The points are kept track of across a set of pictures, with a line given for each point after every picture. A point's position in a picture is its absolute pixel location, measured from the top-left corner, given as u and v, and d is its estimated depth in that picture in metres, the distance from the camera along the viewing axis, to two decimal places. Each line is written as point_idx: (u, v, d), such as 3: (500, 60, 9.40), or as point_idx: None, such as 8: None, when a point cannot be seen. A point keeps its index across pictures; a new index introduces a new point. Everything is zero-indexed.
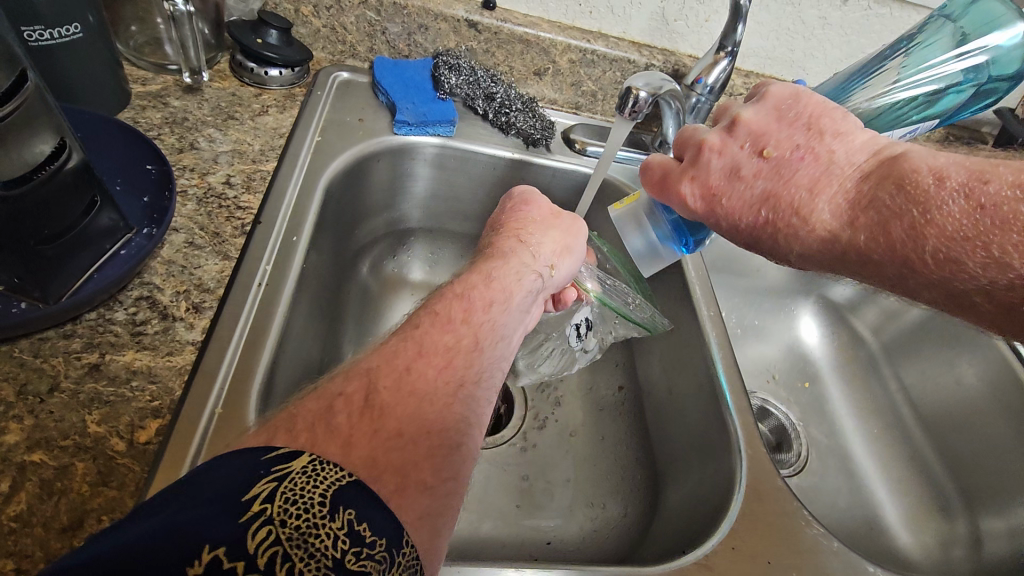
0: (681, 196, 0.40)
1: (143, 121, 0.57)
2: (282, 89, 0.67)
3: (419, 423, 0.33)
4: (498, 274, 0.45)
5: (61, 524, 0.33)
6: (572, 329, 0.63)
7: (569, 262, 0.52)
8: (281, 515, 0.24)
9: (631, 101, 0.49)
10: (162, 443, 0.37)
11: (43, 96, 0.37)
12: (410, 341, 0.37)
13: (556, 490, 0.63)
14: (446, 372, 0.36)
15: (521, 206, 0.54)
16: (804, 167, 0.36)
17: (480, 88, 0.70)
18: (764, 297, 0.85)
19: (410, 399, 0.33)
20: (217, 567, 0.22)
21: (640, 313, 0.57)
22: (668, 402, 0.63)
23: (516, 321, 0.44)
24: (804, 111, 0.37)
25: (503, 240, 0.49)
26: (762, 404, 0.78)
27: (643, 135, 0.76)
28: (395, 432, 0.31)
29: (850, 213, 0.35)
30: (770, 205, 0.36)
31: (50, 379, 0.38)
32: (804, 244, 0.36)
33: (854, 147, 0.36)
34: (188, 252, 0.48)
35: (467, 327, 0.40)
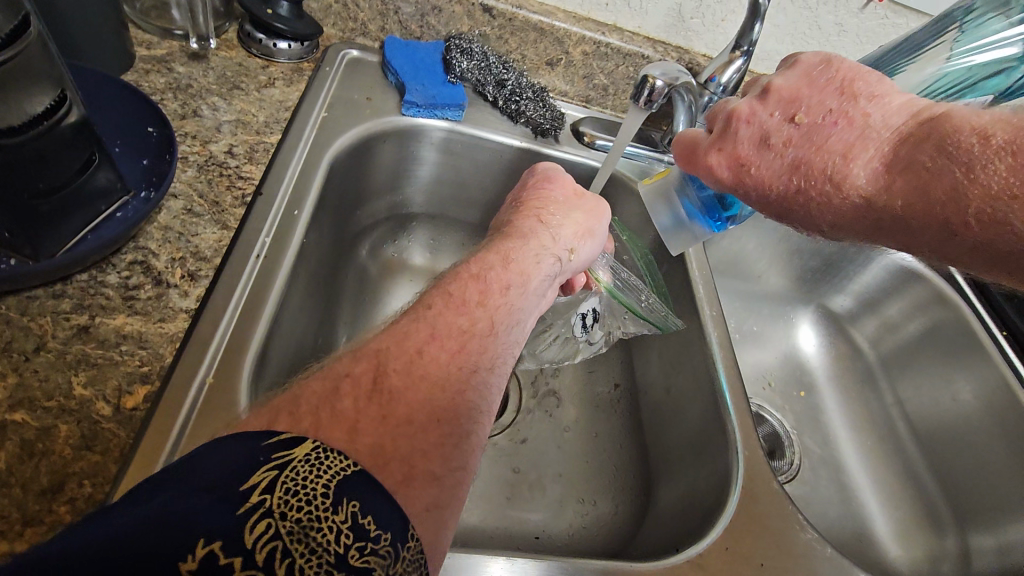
0: (710, 167, 0.40)
1: (146, 85, 0.56)
2: (290, 63, 0.65)
3: (431, 411, 0.32)
4: (516, 257, 0.45)
5: (40, 486, 0.32)
6: (578, 319, 0.63)
7: (591, 245, 0.51)
8: (281, 507, 0.23)
9: (646, 91, 0.49)
10: (149, 410, 0.36)
11: (45, 45, 0.36)
12: (416, 324, 0.36)
13: (546, 485, 0.62)
14: (458, 358, 0.35)
15: (545, 184, 0.53)
16: (837, 132, 0.35)
17: (491, 74, 0.69)
18: (763, 303, 0.85)
19: (421, 384, 0.33)
20: (212, 563, 0.21)
21: (652, 310, 0.58)
22: (665, 402, 0.63)
23: (531, 303, 0.44)
24: (836, 74, 0.36)
25: (523, 220, 0.49)
26: (758, 409, 0.77)
27: (653, 131, 0.75)
28: (404, 419, 0.31)
29: (887, 176, 0.34)
30: (801, 172, 0.36)
31: (36, 337, 0.37)
32: (838, 211, 0.36)
33: (891, 109, 0.34)
34: (186, 219, 0.47)
35: (477, 313, 0.39)
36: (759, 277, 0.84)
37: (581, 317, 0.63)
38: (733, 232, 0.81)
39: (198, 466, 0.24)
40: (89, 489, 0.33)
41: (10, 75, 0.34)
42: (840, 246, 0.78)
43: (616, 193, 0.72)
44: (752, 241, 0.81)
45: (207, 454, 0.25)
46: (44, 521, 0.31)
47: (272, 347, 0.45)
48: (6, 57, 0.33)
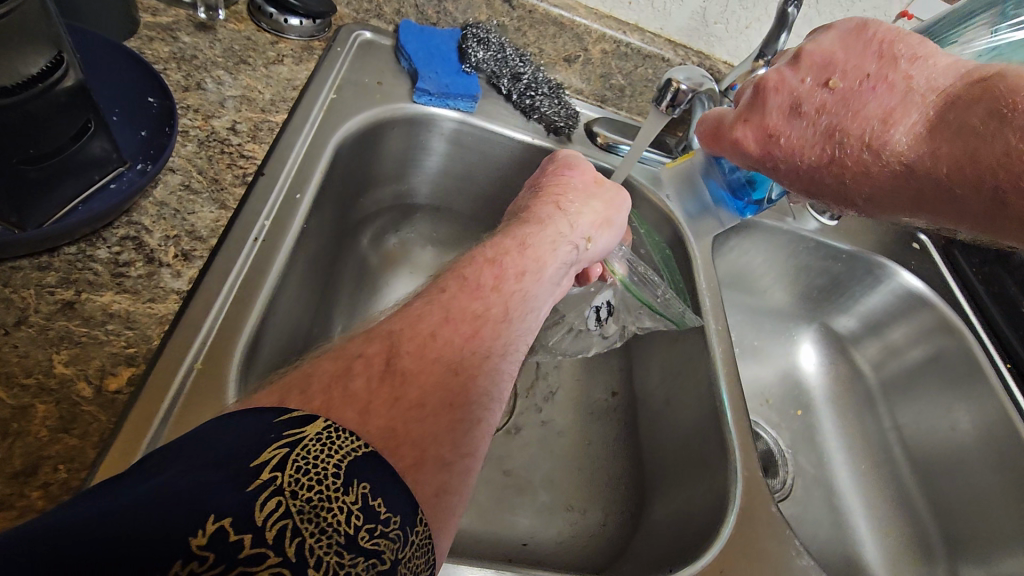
0: (737, 141, 0.41)
1: (149, 53, 0.53)
2: (301, 40, 0.63)
3: (443, 395, 0.31)
4: (532, 243, 0.43)
5: (13, 469, 0.31)
6: (592, 311, 0.62)
7: (610, 234, 0.49)
8: (292, 486, 0.22)
9: (670, 96, 0.48)
10: (133, 394, 0.35)
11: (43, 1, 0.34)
12: (428, 307, 0.35)
13: (537, 491, 0.61)
14: (472, 343, 0.34)
15: (564, 170, 0.51)
16: (876, 97, 0.35)
17: (507, 67, 0.67)
18: (766, 318, 0.84)
19: (433, 367, 0.31)
20: (222, 539, 0.20)
21: (668, 306, 0.58)
22: (664, 413, 0.62)
23: (545, 295, 0.42)
24: (874, 39, 0.36)
25: (541, 206, 0.47)
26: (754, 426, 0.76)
27: (668, 137, 0.74)
28: (416, 402, 0.29)
29: (931, 141, 0.33)
30: (835, 140, 0.36)
31: (18, 311, 0.35)
32: (875, 181, 0.36)
33: (935, 71, 0.34)
34: (183, 196, 0.45)
35: (491, 299, 0.37)
36: (763, 291, 0.83)
37: (596, 309, 0.62)
38: (741, 245, 0.79)
39: (204, 442, 0.23)
40: (64, 473, 0.31)
41: (7, 31, 0.32)
42: (847, 266, 0.77)
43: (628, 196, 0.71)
44: (759, 254, 0.80)
45: (212, 430, 0.24)
46: (14, 506, 0.30)
47: (267, 332, 0.44)
48: (5, 12, 0.31)
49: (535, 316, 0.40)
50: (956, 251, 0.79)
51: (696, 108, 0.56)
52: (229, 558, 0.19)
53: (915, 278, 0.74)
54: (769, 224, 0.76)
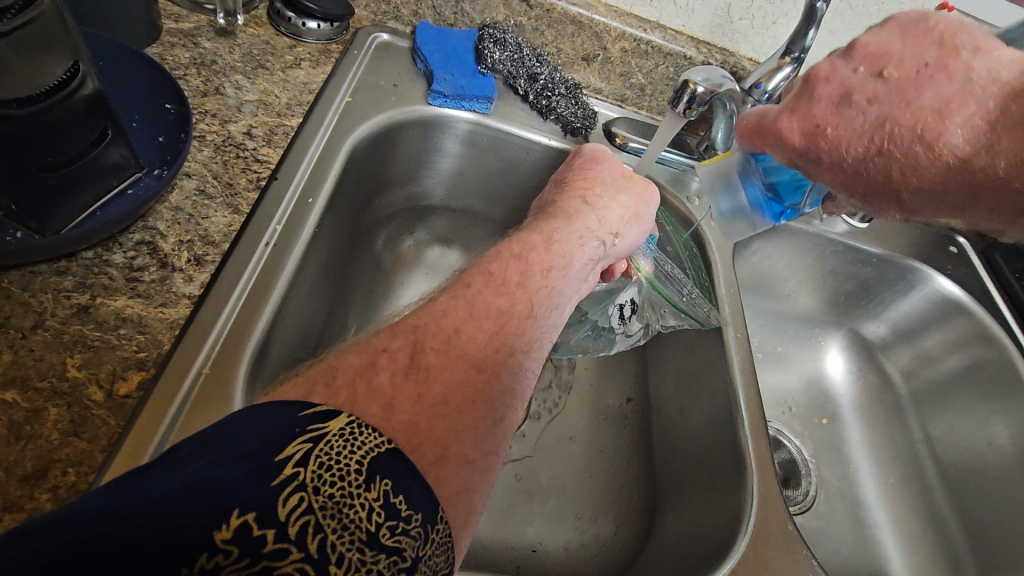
0: (779, 131, 0.39)
1: (170, 59, 0.54)
2: (318, 44, 0.64)
3: (467, 392, 0.29)
4: (560, 238, 0.41)
5: (23, 472, 0.31)
6: (616, 309, 0.59)
7: (639, 228, 0.47)
8: (314, 482, 0.21)
9: (686, 97, 0.45)
10: (142, 399, 0.35)
11: (60, 14, 0.35)
12: (452, 301, 0.33)
13: (546, 497, 0.61)
14: (496, 339, 0.32)
15: (592, 164, 0.49)
16: (934, 86, 0.35)
17: (524, 67, 0.67)
18: (791, 323, 0.81)
19: (458, 363, 0.30)
20: (245, 534, 0.19)
21: (694, 305, 0.56)
22: (677, 421, 0.60)
23: (572, 290, 0.40)
24: (932, 29, 0.37)
25: (568, 202, 0.45)
26: (776, 434, 0.74)
27: (688, 137, 0.73)
28: (440, 399, 0.28)
29: (989, 134, 0.33)
30: (886, 131, 0.36)
31: (35, 315, 0.36)
32: (925, 174, 0.35)
33: (995, 64, 0.34)
34: (198, 201, 0.45)
35: (517, 295, 0.36)
36: (785, 296, 0.80)
37: (619, 306, 0.58)
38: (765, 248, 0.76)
39: (219, 438, 0.22)
40: (72, 477, 0.31)
41: (26, 44, 0.33)
42: (878, 270, 0.74)
43: None
44: (783, 257, 0.77)
45: (226, 429, 0.23)
46: (24, 508, 0.30)
47: (276, 335, 0.44)
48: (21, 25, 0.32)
49: (557, 313, 0.38)
50: (998, 257, 0.75)
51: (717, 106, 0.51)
52: (253, 552, 0.19)
53: (952, 284, 0.71)
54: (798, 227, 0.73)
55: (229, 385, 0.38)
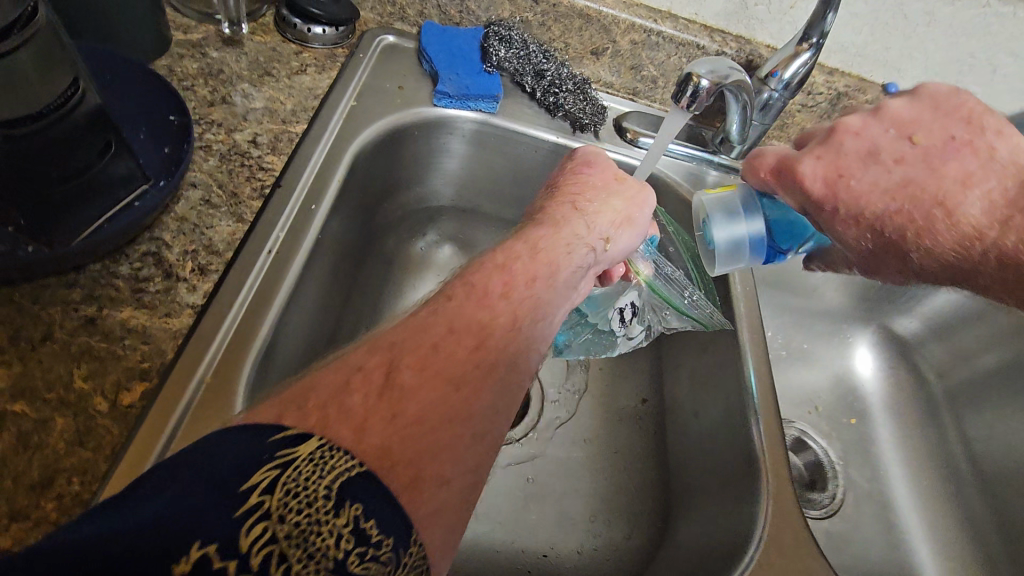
0: (801, 175, 0.45)
1: (178, 70, 0.55)
2: (324, 49, 0.64)
3: (442, 413, 0.29)
4: (545, 246, 0.39)
5: (30, 481, 0.32)
6: (615, 314, 0.57)
7: (632, 232, 0.44)
8: (279, 510, 0.21)
9: (690, 91, 0.42)
10: (144, 409, 0.36)
11: (57, 33, 0.36)
12: (433, 317, 0.32)
13: (560, 500, 0.60)
14: (477, 355, 0.32)
15: (582, 168, 0.46)
16: (957, 160, 0.42)
17: (531, 64, 0.66)
18: (816, 319, 0.77)
19: (433, 382, 0.30)
20: (205, 566, 0.19)
21: (698, 308, 0.55)
22: (693, 424, 0.59)
23: (567, 296, 0.39)
24: (961, 107, 0.44)
25: (555, 208, 0.42)
26: (799, 435, 0.70)
27: (704, 129, 0.71)
28: (413, 419, 0.28)
29: (997, 211, 0.41)
30: (908, 191, 0.42)
31: (45, 327, 0.37)
32: (939, 237, 0.42)
33: (1013, 147, 0.42)
34: (203, 211, 0.46)
35: (498, 307, 0.34)
36: (810, 291, 0.76)
37: (618, 311, 0.56)
38: None
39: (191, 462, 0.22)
40: (77, 486, 0.32)
41: (22, 62, 0.33)
42: None
43: (658, 193, 0.68)
44: None
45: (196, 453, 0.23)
46: (30, 517, 0.31)
47: (280, 343, 0.45)
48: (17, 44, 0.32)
49: (551, 322, 0.37)
50: None
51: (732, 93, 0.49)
52: None
53: None
54: None
55: (230, 393, 0.38)
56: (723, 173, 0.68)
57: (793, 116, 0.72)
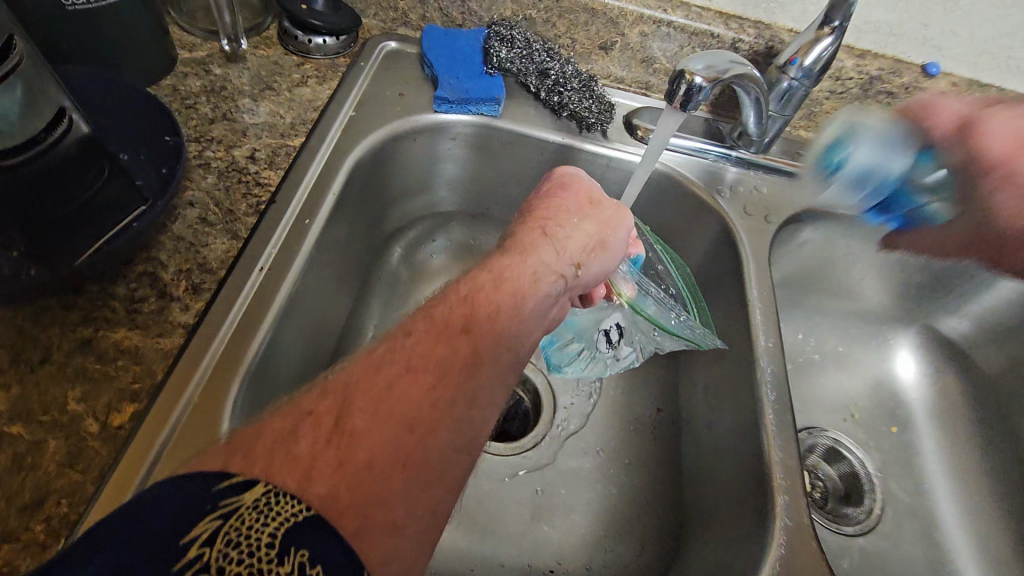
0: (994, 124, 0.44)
1: (182, 89, 0.56)
2: (327, 59, 0.64)
3: (396, 455, 0.30)
4: (510, 277, 0.39)
5: (23, 501, 0.33)
6: (602, 337, 0.59)
7: (606, 259, 0.44)
8: (220, 561, 0.23)
9: (682, 89, 0.39)
10: (133, 430, 0.36)
11: (38, 63, 0.37)
12: (390, 355, 0.33)
13: (569, 512, 0.58)
14: (430, 396, 0.32)
15: (556, 191, 0.45)
16: None
17: (534, 63, 0.63)
18: (853, 322, 0.72)
19: (384, 426, 0.30)
20: None
21: (683, 326, 0.53)
22: (707, 437, 0.56)
23: (533, 327, 0.39)
24: None
25: (525, 234, 0.42)
26: (832, 444, 0.66)
27: (721, 123, 0.67)
28: (362, 464, 0.28)
29: None
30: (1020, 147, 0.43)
31: (43, 349, 0.38)
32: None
33: None
34: (199, 229, 0.47)
35: (459, 343, 0.35)
36: (845, 291, 0.71)
37: (604, 333, 0.59)
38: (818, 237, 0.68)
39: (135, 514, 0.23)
40: (65, 508, 0.33)
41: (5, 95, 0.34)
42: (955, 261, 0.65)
43: (673, 193, 0.64)
44: (840, 247, 0.68)
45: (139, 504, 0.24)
46: (20, 538, 0.32)
47: (276, 360, 0.45)
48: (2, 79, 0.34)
49: (510, 350, 0.37)
50: None
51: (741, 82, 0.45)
52: None
53: None
54: (856, 215, 0.64)
55: (218, 410, 0.38)
56: (742, 169, 0.65)
57: (820, 103, 0.67)
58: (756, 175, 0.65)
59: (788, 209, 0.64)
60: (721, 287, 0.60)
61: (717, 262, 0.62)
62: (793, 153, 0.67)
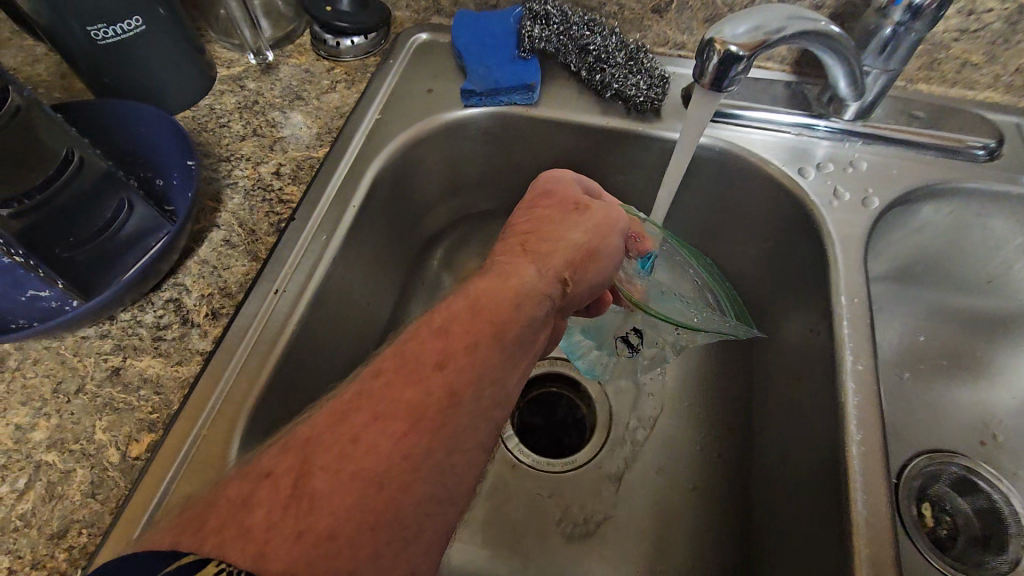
0: None
1: (218, 108, 0.57)
2: (357, 60, 0.62)
3: (361, 517, 0.26)
4: (487, 304, 0.34)
5: (50, 530, 0.35)
6: (621, 342, 0.56)
7: (597, 270, 0.39)
8: None
9: (708, 64, 0.37)
10: (148, 460, 0.37)
11: (40, 108, 0.39)
12: (356, 401, 0.30)
13: (620, 540, 0.52)
14: (404, 444, 0.28)
15: (540, 203, 0.42)
16: None
17: (571, 39, 0.56)
18: (999, 319, 0.56)
19: (349, 485, 0.27)
20: None
21: (705, 322, 0.46)
22: (781, 469, 0.47)
23: (520, 357, 0.34)
24: None
25: (504, 253, 0.38)
26: (964, 473, 0.53)
27: (806, 85, 0.56)
28: (326, 534, 0.25)
29: None
30: None
31: (79, 379, 0.41)
32: None
33: None
34: (223, 252, 0.47)
35: (433, 382, 0.30)
36: (991, 284, 0.55)
37: (623, 338, 0.55)
38: (949, 215, 0.53)
39: None
40: (84, 538, 0.35)
41: (9, 140, 0.36)
42: None
43: (743, 177, 0.54)
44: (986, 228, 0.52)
45: None
46: (45, 566, 0.34)
47: (295, 383, 0.44)
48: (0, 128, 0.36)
49: (497, 387, 0.32)
50: None
51: (811, 41, 0.39)
52: None
53: None
54: (993, 185, 0.50)
55: (227, 443, 0.38)
56: (834, 143, 0.53)
57: (947, 47, 0.52)
58: (856, 147, 0.53)
59: (897, 188, 0.50)
60: (806, 288, 0.50)
61: (799, 256, 0.51)
62: (904, 115, 0.54)
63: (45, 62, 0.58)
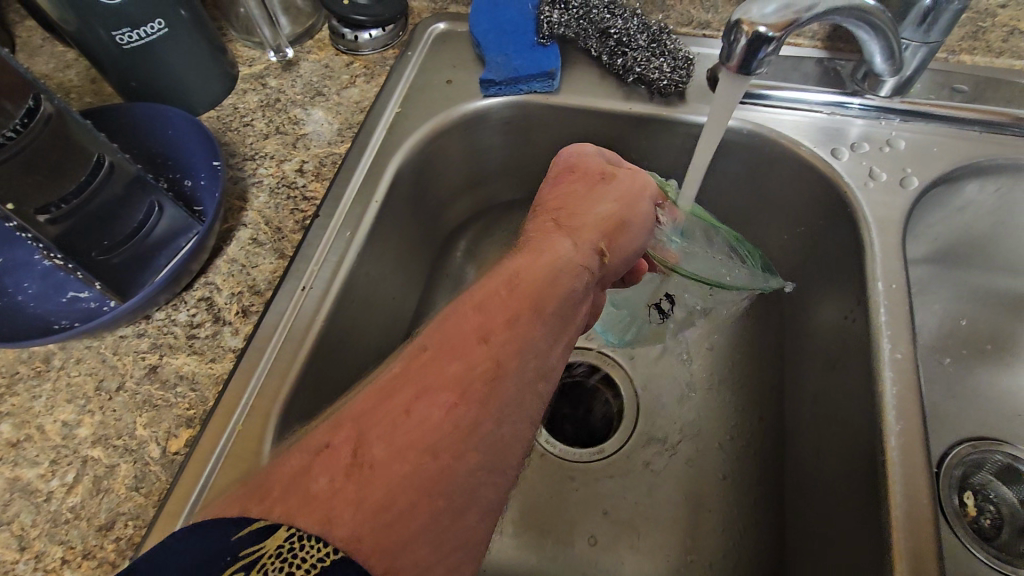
0: None
1: (242, 106, 0.58)
2: (376, 53, 0.62)
3: (420, 484, 0.26)
4: (524, 279, 0.34)
5: (98, 523, 0.37)
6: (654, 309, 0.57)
7: (628, 239, 0.40)
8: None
9: (737, 46, 0.35)
10: (186, 455, 0.39)
11: (70, 116, 0.40)
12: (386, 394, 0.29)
13: (653, 530, 0.52)
14: (455, 414, 0.28)
15: (565, 179, 0.43)
16: None
17: (593, 23, 0.55)
18: None
19: (406, 455, 0.26)
20: None
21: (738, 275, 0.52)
22: (816, 459, 0.46)
23: (564, 326, 0.34)
24: None
25: (537, 230, 0.39)
26: (1008, 461, 0.51)
27: (839, 61, 0.54)
28: (386, 500, 0.25)
29: None
30: None
31: (119, 377, 0.42)
32: None
33: None
34: (250, 250, 0.48)
35: (477, 354, 0.30)
36: None
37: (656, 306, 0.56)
38: (993, 194, 0.50)
39: None
40: (130, 530, 0.36)
41: (40, 151, 0.38)
42: None
43: (773, 160, 0.52)
44: None
45: None
46: (95, 557, 0.36)
47: (324, 379, 0.45)
48: (27, 143, 0.37)
49: (540, 359, 0.32)
50: None
51: (842, 17, 0.37)
52: None
53: None
54: None
55: (260, 439, 0.39)
56: (869, 121, 0.51)
57: (994, 14, 0.51)
58: (893, 123, 0.50)
59: (937, 166, 0.48)
60: (840, 273, 0.48)
61: (833, 239, 0.49)
62: (946, 89, 0.51)
63: (75, 67, 0.59)
